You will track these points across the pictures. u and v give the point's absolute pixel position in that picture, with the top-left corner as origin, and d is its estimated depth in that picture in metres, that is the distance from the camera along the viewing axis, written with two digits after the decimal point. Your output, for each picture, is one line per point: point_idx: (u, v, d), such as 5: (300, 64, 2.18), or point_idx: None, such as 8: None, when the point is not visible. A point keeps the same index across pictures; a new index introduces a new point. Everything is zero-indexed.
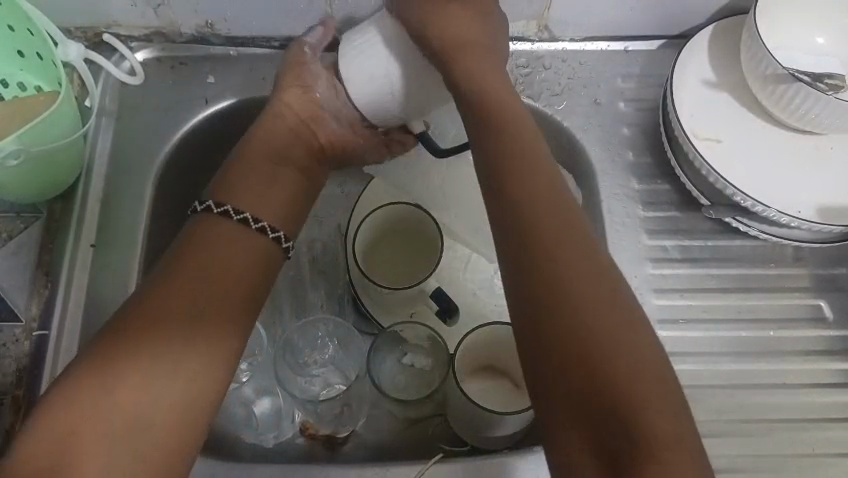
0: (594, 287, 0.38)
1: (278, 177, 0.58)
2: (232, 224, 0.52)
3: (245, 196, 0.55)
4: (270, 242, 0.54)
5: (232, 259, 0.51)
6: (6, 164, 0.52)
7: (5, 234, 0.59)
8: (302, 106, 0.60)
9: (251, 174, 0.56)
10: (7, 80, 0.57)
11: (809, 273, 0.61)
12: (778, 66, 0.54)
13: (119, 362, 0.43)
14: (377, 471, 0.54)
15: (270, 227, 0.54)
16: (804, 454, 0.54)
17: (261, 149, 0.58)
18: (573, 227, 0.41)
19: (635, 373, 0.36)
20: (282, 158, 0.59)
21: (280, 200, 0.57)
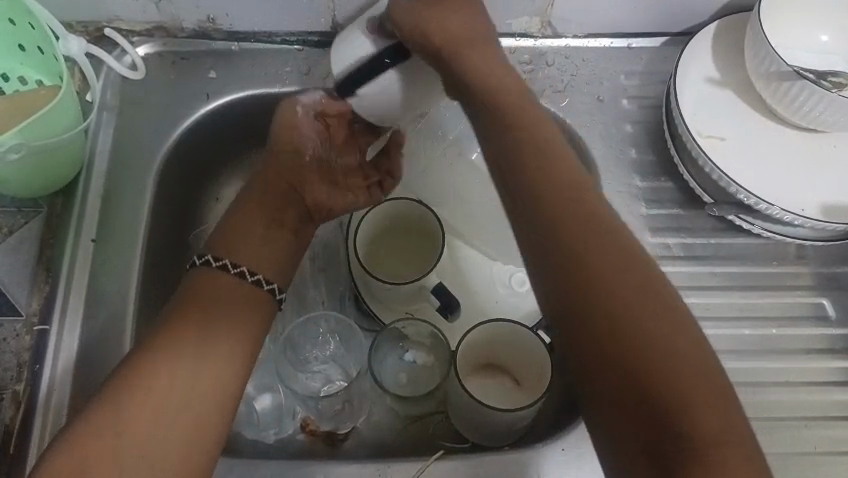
0: (633, 282, 0.37)
1: (271, 235, 0.57)
2: (232, 278, 0.53)
3: (246, 256, 0.55)
4: (266, 295, 0.54)
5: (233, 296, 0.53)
6: (7, 157, 0.52)
7: (5, 229, 0.59)
8: (294, 169, 0.59)
9: (247, 233, 0.56)
10: (7, 74, 0.57)
11: (810, 271, 0.61)
12: (782, 64, 0.53)
13: (135, 389, 0.45)
14: (378, 468, 0.53)
15: (265, 278, 0.55)
16: (806, 453, 0.54)
17: (256, 211, 0.57)
18: (600, 222, 0.39)
19: (682, 367, 0.34)
20: (277, 219, 0.58)
21: (276, 260, 0.56)
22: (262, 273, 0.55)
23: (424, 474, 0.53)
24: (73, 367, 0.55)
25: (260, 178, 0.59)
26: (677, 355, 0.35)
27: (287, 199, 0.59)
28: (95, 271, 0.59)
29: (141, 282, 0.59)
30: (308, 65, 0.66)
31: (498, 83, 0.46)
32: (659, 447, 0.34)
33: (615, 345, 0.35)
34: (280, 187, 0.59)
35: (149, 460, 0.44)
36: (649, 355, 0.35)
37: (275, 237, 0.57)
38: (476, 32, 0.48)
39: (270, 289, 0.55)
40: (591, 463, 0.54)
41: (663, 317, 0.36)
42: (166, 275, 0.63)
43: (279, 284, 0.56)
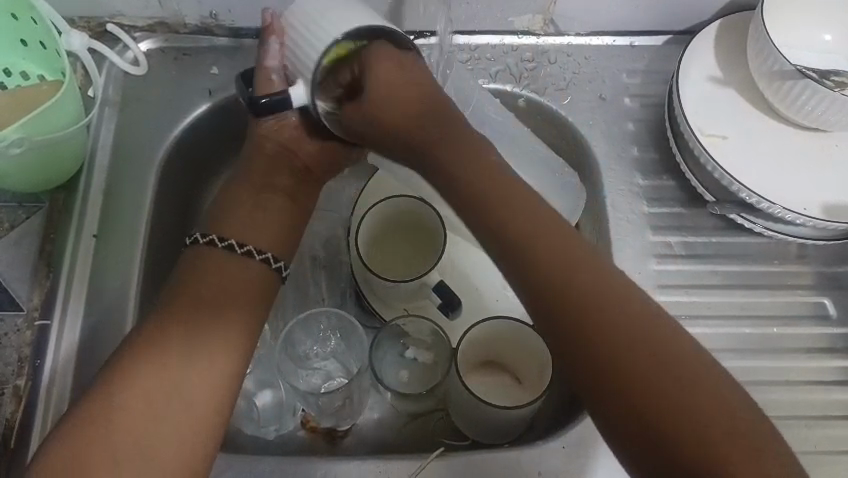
0: (619, 300, 0.39)
1: (264, 202, 0.55)
2: (221, 252, 0.51)
3: (237, 226, 0.53)
4: (264, 266, 0.52)
5: (229, 275, 0.50)
6: (10, 152, 0.52)
7: (7, 224, 0.59)
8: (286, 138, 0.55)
9: (235, 206, 0.54)
10: (10, 69, 0.57)
11: (811, 271, 0.61)
12: (785, 63, 0.53)
13: (134, 375, 0.44)
14: (379, 465, 0.53)
15: (256, 248, 0.52)
16: (805, 452, 0.54)
17: (244, 181, 0.55)
18: (575, 248, 0.41)
19: (677, 372, 0.36)
20: (269, 185, 0.56)
21: (269, 226, 0.54)
22: (252, 244, 0.52)
23: (424, 471, 0.53)
24: (74, 362, 0.55)
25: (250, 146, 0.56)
26: (669, 370, 0.37)
27: (278, 163, 0.56)
28: (96, 266, 0.59)
29: (142, 280, 0.59)
30: None
31: (454, 133, 0.47)
32: (666, 453, 0.35)
33: (610, 372, 0.37)
34: (269, 152, 0.55)
35: (152, 442, 0.42)
36: (644, 365, 0.37)
37: (267, 206, 0.55)
38: (429, 73, 0.49)
39: (265, 258, 0.52)
40: (592, 462, 0.53)
41: (646, 336, 0.38)
42: (167, 270, 0.63)
43: (275, 252, 0.53)
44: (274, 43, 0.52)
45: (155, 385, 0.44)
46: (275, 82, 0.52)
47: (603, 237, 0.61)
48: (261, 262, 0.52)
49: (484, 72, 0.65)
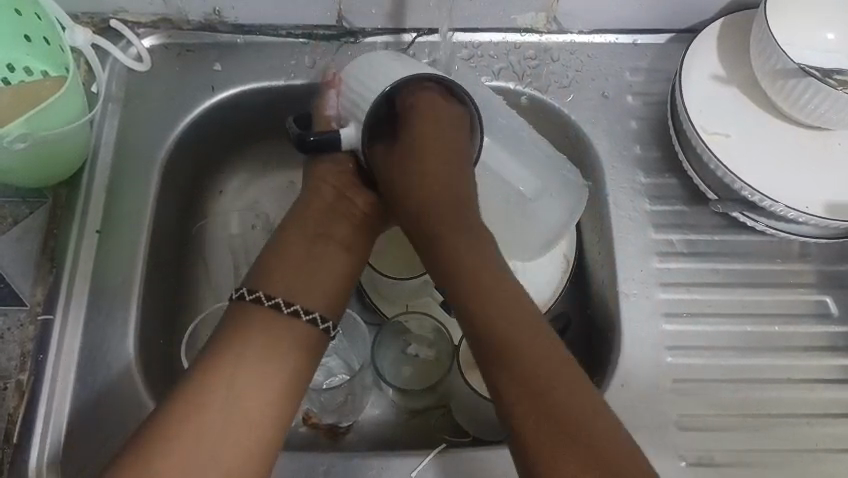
0: (534, 339, 0.44)
1: (319, 253, 0.55)
2: (269, 309, 0.50)
3: (290, 281, 0.53)
4: (312, 327, 0.51)
5: (275, 334, 0.49)
6: (14, 147, 0.52)
7: (10, 219, 0.60)
8: (338, 181, 0.57)
9: (285, 259, 0.54)
10: (13, 65, 0.56)
11: (813, 269, 0.61)
12: (788, 61, 0.53)
13: (172, 433, 0.43)
14: (381, 461, 0.53)
15: (303, 307, 0.51)
16: (805, 450, 0.54)
17: (300, 228, 0.56)
18: (507, 292, 0.47)
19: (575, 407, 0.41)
20: (324, 234, 0.56)
21: (324, 281, 0.54)
22: (300, 302, 0.52)
23: (424, 465, 0.53)
24: (77, 357, 0.55)
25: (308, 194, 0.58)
26: (548, 400, 0.41)
27: (336, 211, 0.57)
28: (99, 261, 0.59)
29: (144, 279, 0.58)
30: (314, 58, 0.66)
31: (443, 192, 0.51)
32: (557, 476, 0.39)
33: (499, 384, 0.43)
34: (328, 201, 0.57)
35: None
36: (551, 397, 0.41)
37: (317, 257, 0.54)
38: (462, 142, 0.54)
39: (311, 318, 0.51)
40: None
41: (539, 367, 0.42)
42: (169, 266, 0.64)
43: (325, 309, 0.52)
44: (332, 94, 0.56)
45: (193, 449, 0.43)
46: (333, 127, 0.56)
47: (607, 235, 0.62)
48: (309, 323, 0.51)
49: (487, 69, 0.65)
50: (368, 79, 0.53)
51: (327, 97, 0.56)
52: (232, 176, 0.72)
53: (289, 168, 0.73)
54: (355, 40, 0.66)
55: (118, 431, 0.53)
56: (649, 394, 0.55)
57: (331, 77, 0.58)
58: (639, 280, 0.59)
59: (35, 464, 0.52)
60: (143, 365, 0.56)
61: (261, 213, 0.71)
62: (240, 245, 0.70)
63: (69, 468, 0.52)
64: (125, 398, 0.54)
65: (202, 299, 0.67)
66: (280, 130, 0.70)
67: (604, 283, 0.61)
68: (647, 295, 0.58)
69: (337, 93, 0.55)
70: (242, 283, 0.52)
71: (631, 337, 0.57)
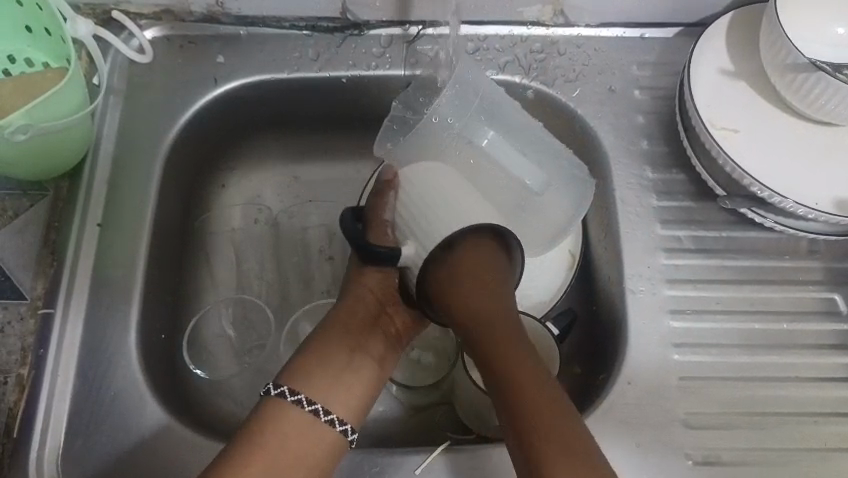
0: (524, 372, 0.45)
1: (356, 366, 0.51)
2: (306, 414, 0.47)
3: (324, 388, 0.49)
4: (340, 437, 0.48)
5: (305, 441, 0.47)
6: (15, 139, 0.52)
7: (10, 212, 0.59)
8: (382, 291, 0.53)
9: (323, 366, 0.50)
10: (13, 55, 0.56)
11: (822, 266, 0.60)
12: (799, 55, 0.53)
13: None
14: (385, 458, 0.53)
15: (306, 397, 0.48)
16: (813, 448, 0.53)
17: (342, 333, 0.52)
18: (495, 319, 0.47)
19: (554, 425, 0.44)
20: (363, 345, 0.52)
21: (358, 396, 0.50)
22: (336, 412, 0.48)
23: (428, 462, 0.52)
24: (77, 351, 0.55)
25: (350, 295, 0.54)
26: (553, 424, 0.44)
27: (377, 324, 0.53)
28: (99, 255, 0.58)
29: (146, 278, 0.58)
30: (318, 50, 0.65)
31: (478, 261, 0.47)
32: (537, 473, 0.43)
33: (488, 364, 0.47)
34: (370, 311, 0.53)
35: None
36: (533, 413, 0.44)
37: (355, 369, 0.51)
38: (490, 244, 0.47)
39: (312, 409, 0.48)
40: None
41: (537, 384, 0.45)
42: (171, 261, 0.63)
43: (353, 424, 0.49)
44: (392, 195, 0.52)
45: None
46: (385, 235, 0.51)
47: (612, 231, 0.61)
48: (327, 424, 0.48)
49: (492, 63, 0.65)
50: (437, 198, 0.48)
51: (386, 199, 0.52)
52: (232, 171, 0.71)
53: (289, 164, 0.72)
54: (359, 32, 0.66)
55: (121, 427, 0.53)
56: (655, 392, 0.54)
57: (390, 176, 0.53)
58: (646, 277, 0.58)
59: (35, 459, 0.51)
60: (144, 360, 0.56)
61: (263, 207, 0.71)
62: (241, 239, 0.69)
63: (69, 464, 0.51)
64: (126, 394, 0.54)
65: (204, 294, 0.66)
66: (283, 125, 0.70)
67: (610, 278, 0.61)
68: (652, 293, 0.58)
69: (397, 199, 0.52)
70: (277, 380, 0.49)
71: (636, 336, 0.56)
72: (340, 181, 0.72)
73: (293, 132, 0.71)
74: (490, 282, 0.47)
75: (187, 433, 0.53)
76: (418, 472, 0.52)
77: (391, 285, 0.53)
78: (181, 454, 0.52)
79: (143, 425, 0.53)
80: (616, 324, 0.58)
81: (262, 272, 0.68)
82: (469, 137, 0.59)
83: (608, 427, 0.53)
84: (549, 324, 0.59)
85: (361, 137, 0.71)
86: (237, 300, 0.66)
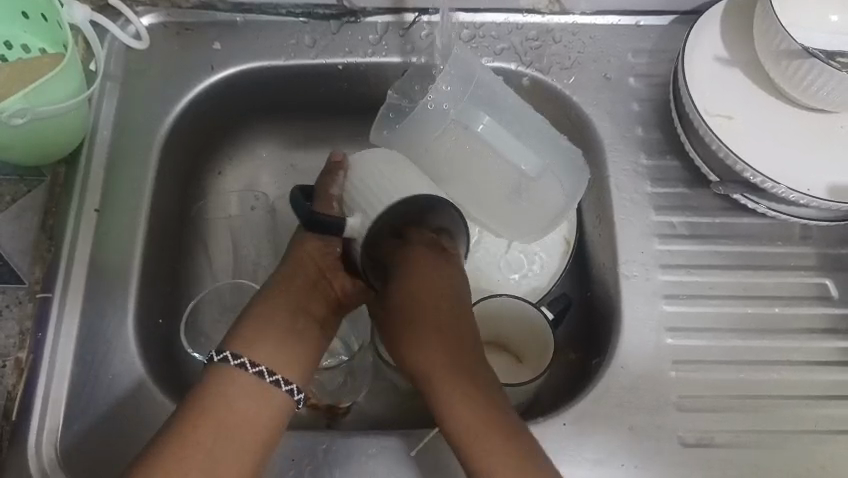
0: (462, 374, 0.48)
1: (299, 326, 0.53)
2: (251, 378, 0.48)
3: (267, 348, 0.50)
4: (288, 397, 0.49)
5: (254, 401, 0.48)
6: (13, 123, 0.52)
7: (9, 197, 0.58)
8: (321, 262, 0.56)
9: (268, 325, 0.51)
10: (11, 42, 0.57)
11: (815, 252, 0.61)
12: (792, 41, 0.53)
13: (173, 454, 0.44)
14: (380, 441, 0.53)
15: (284, 378, 0.49)
16: (806, 431, 0.54)
17: (283, 299, 0.54)
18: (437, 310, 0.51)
19: (483, 418, 0.46)
20: (306, 306, 0.54)
21: (298, 352, 0.51)
22: (281, 372, 0.49)
23: (424, 443, 0.53)
24: (76, 336, 0.55)
25: (290, 267, 0.56)
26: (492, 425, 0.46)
27: (316, 288, 0.55)
28: (97, 239, 0.58)
29: (145, 262, 0.58)
30: (315, 36, 0.66)
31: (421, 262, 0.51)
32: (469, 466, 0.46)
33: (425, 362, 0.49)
34: (310, 276, 0.55)
35: None
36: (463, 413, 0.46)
37: (296, 330, 0.52)
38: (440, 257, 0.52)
39: (289, 389, 0.49)
40: (591, 441, 0.53)
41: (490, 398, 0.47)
42: (169, 247, 0.63)
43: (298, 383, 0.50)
44: (342, 176, 0.55)
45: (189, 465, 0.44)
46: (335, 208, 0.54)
47: (607, 217, 0.61)
48: (287, 393, 0.49)
49: (488, 50, 0.65)
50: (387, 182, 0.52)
51: (336, 178, 0.56)
52: (231, 157, 0.71)
53: (290, 151, 0.73)
54: (356, 19, 0.66)
55: (117, 410, 0.53)
56: (649, 376, 0.55)
57: (341, 159, 0.57)
58: (640, 262, 0.59)
59: (34, 441, 0.52)
60: (142, 344, 0.56)
61: (260, 194, 0.71)
62: (240, 225, 0.69)
63: (69, 446, 0.52)
64: (124, 378, 0.54)
65: (202, 280, 0.67)
66: (280, 111, 0.70)
67: (604, 264, 0.61)
68: (646, 277, 0.58)
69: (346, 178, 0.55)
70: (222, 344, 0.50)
71: (631, 320, 0.57)
72: None
73: (289, 119, 0.71)
74: (428, 284, 0.51)
75: None
76: (413, 453, 0.53)
77: (331, 255, 0.56)
78: None
79: (143, 409, 0.53)
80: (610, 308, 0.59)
81: (261, 257, 0.68)
82: (466, 123, 0.59)
83: (602, 409, 0.54)
84: (544, 309, 0.60)
85: (357, 125, 0.72)
86: (235, 284, 0.64)
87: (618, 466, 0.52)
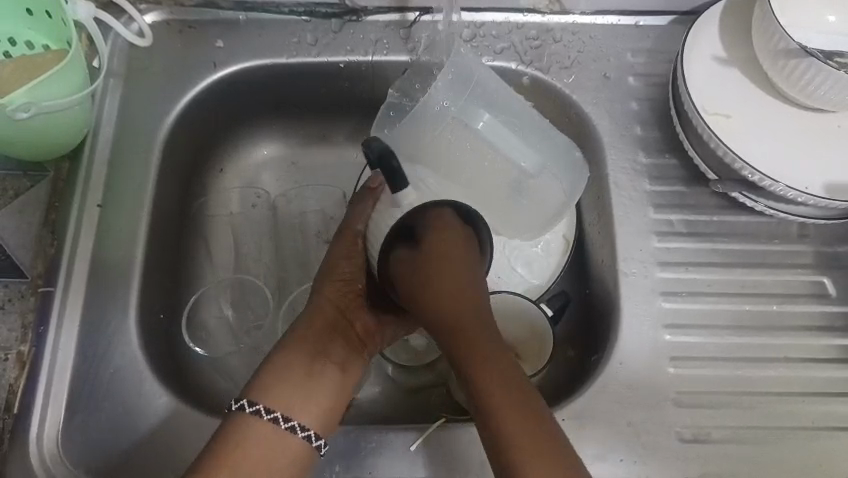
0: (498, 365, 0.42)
1: (318, 374, 0.50)
2: (267, 423, 0.46)
3: (289, 396, 0.48)
4: (304, 444, 0.47)
5: (276, 445, 0.46)
6: (17, 117, 0.52)
7: (12, 191, 0.59)
8: (344, 301, 0.53)
9: (286, 375, 0.49)
10: (13, 38, 0.58)
11: (813, 249, 0.61)
12: (789, 41, 0.53)
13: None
14: (379, 436, 0.53)
15: (299, 423, 0.47)
16: (803, 427, 0.54)
17: (301, 342, 0.51)
18: (468, 303, 0.43)
19: (514, 408, 0.41)
20: (325, 351, 0.51)
21: (321, 401, 0.49)
22: (298, 417, 0.48)
23: (421, 437, 0.53)
24: (77, 328, 0.56)
25: (310, 308, 0.53)
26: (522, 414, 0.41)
27: (336, 329, 0.52)
28: (100, 235, 0.59)
29: (146, 259, 0.59)
30: (316, 35, 0.66)
31: (454, 246, 0.44)
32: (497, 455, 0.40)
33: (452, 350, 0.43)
34: (329, 319, 0.52)
35: None
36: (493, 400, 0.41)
37: (317, 377, 0.50)
38: (468, 246, 0.45)
39: (307, 435, 0.47)
40: (590, 437, 0.53)
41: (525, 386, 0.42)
42: (170, 246, 0.64)
43: (318, 430, 0.48)
44: (368, 205, 0.52)
45: None
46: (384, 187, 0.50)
47: (607, 215, 0.62)
48: (303, 439, 0.47)
49: (489, 49, 0.66)
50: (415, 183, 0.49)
51: (362, 207, 0.52)
52: (232, 156, 0.72)
53: (291, 149, 0.73)
54: (357, 18, 0.66)
55: (117, 406, 0.53)
56: (647, 371, 0.55)
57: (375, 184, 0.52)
58: (639, 259, 0.59)
59: (35, 435, 0.52)
60: (143, 337, 0.57)
61: (261, 191, 0.71)
62: (240, 223, 0.70)
63: (69, 441, 0.52)
64: (124, 371, 0.55)
65: (203, 276, 0.67)
66: (283, 110, 0.70)
67: (604, 262, 0.62)
68: (645, 275, 0.59)
69: (368, 210, 0.51)
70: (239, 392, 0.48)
71: (630, 317, 0.57)
72: (338, 167, 0.73)
73: (291, 117, 0.71)
74: (455, 267, 0.43)
75: (186, 410, 0.54)
76: (412, 448, 0.53)
77: (352, 293, 0.53)
78: (177, 429, 0.53)
79: (143, 404, 0.54)
80: (609, 305, 0.59)
81: (262, 254, 0.69)
82: (467, 120, 0.59)
83: (601, 405, 0.54)
84: (542, 306, 0.61)
85: (359, 123, 0.72)
86: (236, 281, 0.67)
87: (617, 462, 0.52)
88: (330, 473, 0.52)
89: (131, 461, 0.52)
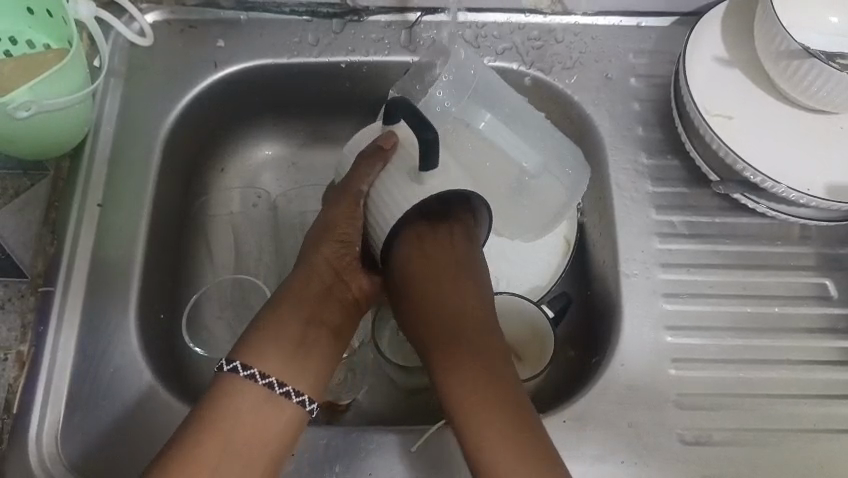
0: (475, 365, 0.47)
1: (314, 337, 0.51)
2: (261, 388, 0.47)
3: (282, 359, 0.48)
4: (298, 409, 0.48)
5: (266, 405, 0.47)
6: (18, 115, 0.52)
7: (11, 190, 0.57)
8: (339, 262, 0.54)
9: (282, 336, 0.49)
10: (15, 37, 0.58)
11: (815, 251, 0.61)
12: (792, 42, 0.53)
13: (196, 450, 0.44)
14: (379, 436, 0.53)
15: (294, 389, 0.48)
16: (805, 429, 0.54)
17: (296, 302, 0.51)
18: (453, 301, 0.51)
19: (484, 408, 0.45)
20: (320, 312, 0.52)
21: (315, 365, 0.50)
22: (292, 383, 0.48)
23: (422, 437, 0.53)
24: (77, 327, 0.56)
25: (305, 268, 0.53)
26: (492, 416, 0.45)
27: (331, 291, 0.53)
28: (100, 234, 0.59)
29: (147, 259, 0.59)
30: (317, 35, 0.66)
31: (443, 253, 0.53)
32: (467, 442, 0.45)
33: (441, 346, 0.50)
34: (324, 281, 0.53)
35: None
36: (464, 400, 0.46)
37: (312, 340, 0.50)
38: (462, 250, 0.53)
39: (300, 401, 0.48)
40: (590, 438, 0.53)
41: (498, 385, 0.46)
42: (171, 246, 0.64)
43: (313, 397, 0.49)
44: (378, 167, 0.51)
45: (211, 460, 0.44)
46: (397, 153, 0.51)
47: (608, 216, 0.62)
48: (297, 405, 0.48)
49: (490, 49, 0.65)
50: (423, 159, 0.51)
51: (372, 167, 0.52)
52: (233, 156, 0.71)
53: (292, 150, 0.73)
54: (358, 18, 0.66)
55: (116, 405, 0.53)
56: (648, 373, 0.55)
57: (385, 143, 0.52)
58: (640, 260, 0.59)
59: (34, 435, 0.52)
60: (143, 337, 0.56)
61: (261, 191, 0.71)
62: (241, 223, 0.70)
63: (69, 440, 0.52)
64: (123, 371, 0.54)
65: (202, 276, 0.67)
66: (283, 110, 0.70)
67: (605, 263, 0.61)
68: (646, 276, 0.59)
69: (378, 172, 0.51)
70: (231, 351, 0.48)
71: (632, 319, 0.57)
72: (339, 167, 0.73)
73: (292, 117, 0.71)
74: (443, 269, 0.52)
75: (185, 410, 0.53)
76: (413, 449, 0.53)
77: (348, 254, 0.54)
78: (177, 429, 0.53)
79: (143, 404, 0.53)
80: (609, 306, 0.59)
81: (263, 254, 0.69)
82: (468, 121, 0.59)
83: (601, 407, 0.54)
84: (543, 306, 0.60)
85: (359, 123, 0.72)
86: (236, 281, 0.66)
87: (618, 463, 0.52)
88: (330, 473, 0.52)
89: (130, 461, 0.51)
